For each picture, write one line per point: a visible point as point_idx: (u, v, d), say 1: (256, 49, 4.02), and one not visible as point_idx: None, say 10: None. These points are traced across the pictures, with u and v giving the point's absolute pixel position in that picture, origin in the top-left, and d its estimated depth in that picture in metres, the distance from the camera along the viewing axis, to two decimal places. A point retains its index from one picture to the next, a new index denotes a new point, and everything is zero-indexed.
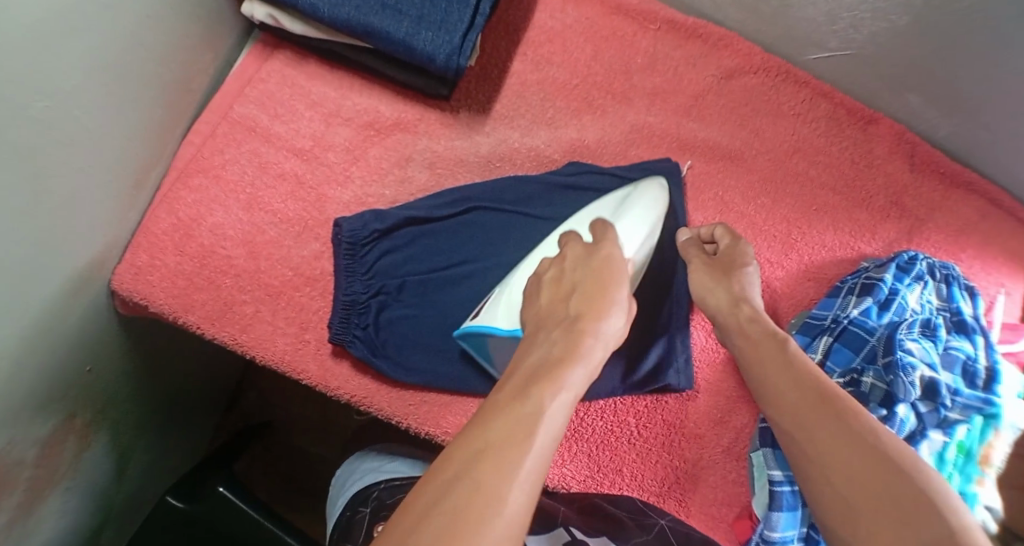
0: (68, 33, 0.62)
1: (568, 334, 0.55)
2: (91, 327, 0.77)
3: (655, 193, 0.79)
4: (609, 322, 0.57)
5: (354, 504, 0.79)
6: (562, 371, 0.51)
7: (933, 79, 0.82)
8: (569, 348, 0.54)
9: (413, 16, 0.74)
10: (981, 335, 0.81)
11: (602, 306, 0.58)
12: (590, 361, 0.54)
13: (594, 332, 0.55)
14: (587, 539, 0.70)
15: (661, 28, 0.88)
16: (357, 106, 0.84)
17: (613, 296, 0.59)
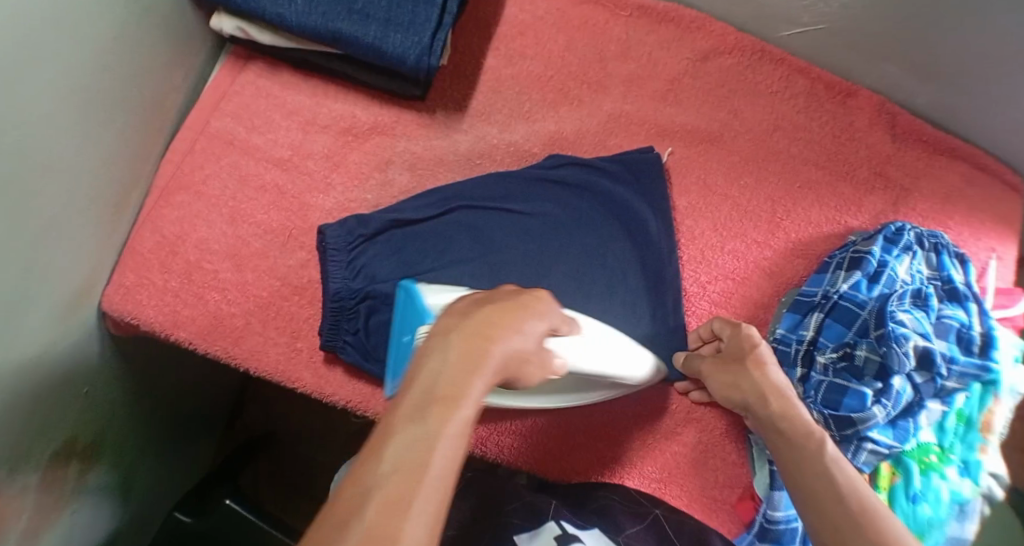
0: (35, 57, 0.61)
1: (466, 344, 0.49)
2: (84, 349, 0.77)
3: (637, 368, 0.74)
4: (519, 336, 0.52)
5: None
6: (457, 387, 0.47)
7: (907, 47, 0.82)
8: (465, 363, 0.48)
9: (381, 19, 0.74)
10: (974, 302, 0.81)
11: (510, 323, 0.52)
12: (485, 377, 0.48)
13: (494, 347, 0.49)
14: (578, 533, 0.66)
15: (632, 14, 0.87)
16: (333, 112, 0.84)
17: (525, 311, 0.54)
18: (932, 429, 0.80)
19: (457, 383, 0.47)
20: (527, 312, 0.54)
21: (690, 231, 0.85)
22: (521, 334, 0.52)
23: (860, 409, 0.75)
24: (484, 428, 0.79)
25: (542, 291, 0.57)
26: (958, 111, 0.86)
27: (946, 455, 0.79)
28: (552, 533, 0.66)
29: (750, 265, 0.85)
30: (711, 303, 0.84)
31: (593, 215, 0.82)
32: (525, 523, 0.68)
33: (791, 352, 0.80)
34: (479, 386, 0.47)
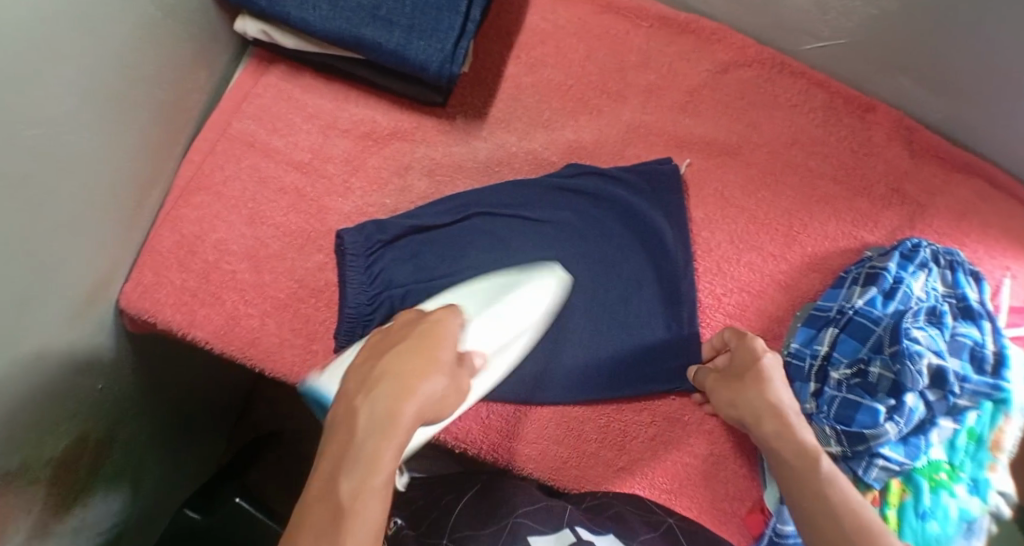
0: (57, 56, 0.61)
1: (371, 402, 0.50)
2: (100, 345, 0.78)
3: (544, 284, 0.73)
4: (430, 378, 0.53)
5: None
6: (381, 431, 0.49)
7: (927, 64, 0.82)
8: (372, 422, 0.49)
9: (404, 26, 0.74)
10: (987, 320, 0.81)
11: (417, 365, 0.53)
12: (398, 431, 0.49)
13: (404, 397, 0.51)
14: (592, 539, 0.68)
15: (653, 24, 0.88)
16: (353, 116, 0.84)
17: (431, 347, 0.55)
18: (943, 447, 0.80)
19: (381, 426, 0.49)
20: (446, 341, 0.57)
21: (706, 243, 0.85)
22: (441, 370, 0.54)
23: (872, 426, 0.74)
24: (499, 432, 0.79)
25: (454, 316, 0.59)
26: (977, 129, 0.86)
27: (956, 473, 0.79)
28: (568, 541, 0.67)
29: (765, 279, 0.85)
30: (726, 314, 0.84)
31: (607, 225, 0.83)
32: (539, 526, 0.70)
33: (804, 367, 0.80)
34: (403, 425, 0.50)
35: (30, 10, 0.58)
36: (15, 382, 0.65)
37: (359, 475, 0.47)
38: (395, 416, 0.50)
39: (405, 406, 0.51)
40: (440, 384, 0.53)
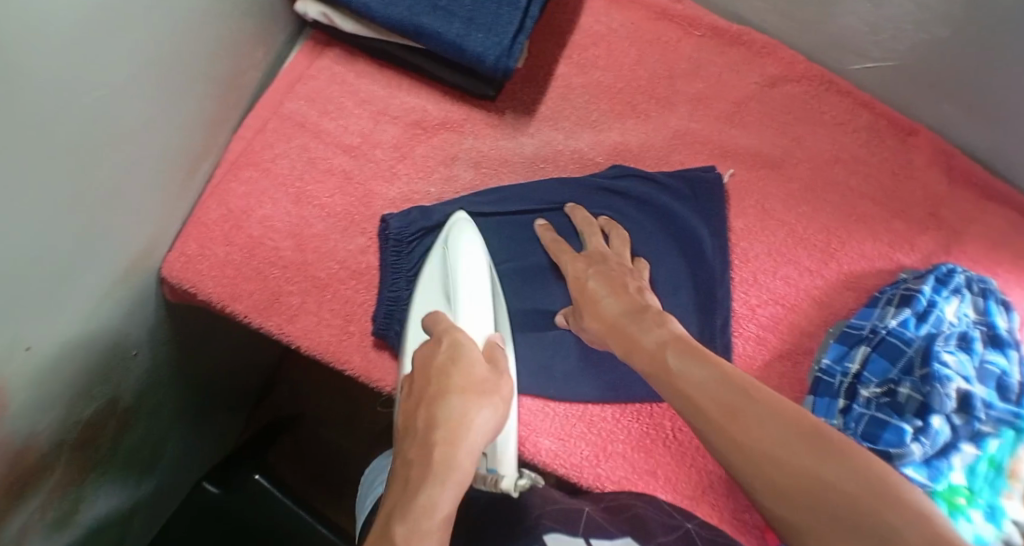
0: (124, 18, 0.62)
1: (425, 448, 0.53)
2: (139, 311, 0.79)
3: (468, 237, 0.77)
4: (480, 415, 0.57)
5: None
6: (439, 462, 0.52)
7: (975, 92, 0.83)
8: (430, 463, 0.52)
9: (464, 18, 0.75)
10: (1014, 350, 0.81)
11: (464, 402, 0.57)
12: (458, 472, 0.52)
13: (456, 433, 0.54)
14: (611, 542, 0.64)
15: (704, 34, 0.89)
16: (404, 105, 0.85)
17: (463, 375, 0.59)
18: (962, 472, 0.79)
19: (435, 458, 0.52)
20: (475, 368, 0.61)
21: (744, 253, 0.86)
22: (478, 397, 0.58)
23: (898, 445, 0.74)
24: (527, 426, 0.80)
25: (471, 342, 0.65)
26: (1020, 160, 0.87)
27: (974, 498, 0.78)
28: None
29: (800, 293, 0.86)
30: (759, 325, 0.85)
31: (648, 228, 0.83)
32: (557, 526, 0.65)
33: (833, 383, 0.81)
34: (458, 459, 0.53)
35: None
36: (53, 336, 0.66)
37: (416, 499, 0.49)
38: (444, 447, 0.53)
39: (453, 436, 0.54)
40: (483, 411, 0.57)
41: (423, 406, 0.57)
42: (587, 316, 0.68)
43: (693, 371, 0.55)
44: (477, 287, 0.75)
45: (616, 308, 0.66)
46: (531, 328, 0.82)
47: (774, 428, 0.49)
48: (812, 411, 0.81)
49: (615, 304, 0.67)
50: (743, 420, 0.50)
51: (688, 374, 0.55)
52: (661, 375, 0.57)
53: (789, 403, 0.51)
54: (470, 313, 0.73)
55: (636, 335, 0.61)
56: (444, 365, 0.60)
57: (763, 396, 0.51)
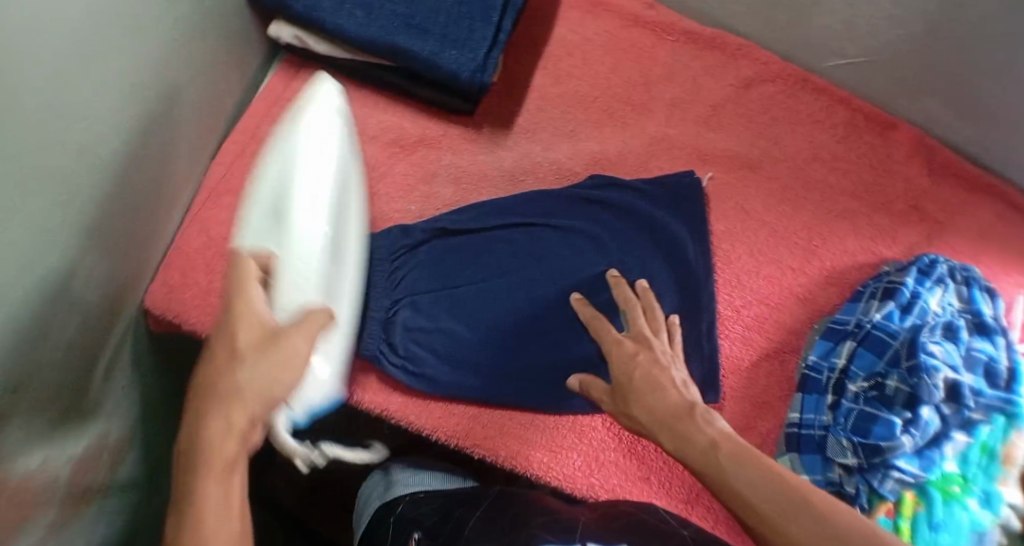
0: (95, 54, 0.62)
1: (217, 413, 0.53)
2: (124, 344, 0.78)
3: (329, 101, 0.73)
4: (264, 376, 0.55)
5: (383, 514, 0.82)
6: (212, 489, 0.50)
7: (949, 83, 0.83)
8: (218, 433, 0.52)
9: (437, 35, 0.75)
10: (1002, 336, 0.82)
11: (245, 364, 0.55)
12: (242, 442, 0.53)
13: (235, 402, 0.54)
14: None
15: (678, 39, 0.89)
16: (382, 123, 0.85)
17: (250, 340, 0.56)
18: (955, 461, 0.79)
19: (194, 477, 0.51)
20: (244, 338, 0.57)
21: (726, 255, 0.86)
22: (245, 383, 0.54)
23: (889, 438, 0.74)
24: (518, 439, 0.79)
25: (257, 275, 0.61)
26: (998, 148, 0.87)
27: (968, 486, 0.78)
28: None
29: (784, 292, 0.86)
30: (745, 326, 0.85)
31: (630, 235, 0.83)
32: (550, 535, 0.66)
33: (822, 380, 0.81)
34: (236, 422, 0.53)
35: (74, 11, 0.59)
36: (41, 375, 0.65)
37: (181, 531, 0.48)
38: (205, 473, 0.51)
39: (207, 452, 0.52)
40: (261, 385, 0.55)
41: (217, 373, 0.55)
42: (636, 411, 0.66)
43: (748, 473, 0.55)
44: (316, 160, 0.69)
45: (665, 402, 0.65)
46: (517, 340, 0.81)
47: (824, 539, 0.50)
48: (801, 408, 0.81)
49: (659, 402, 0.65)
50: (792, 525, 0.52)
51: (742, 479, 0.55)
52: (717, 477, 0.57)
53: (836, 507, 0.52)
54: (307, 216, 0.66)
55: (688, 434, 0.61)
56: (218, 349, 0.56)
57: (817, 501, 0.52)
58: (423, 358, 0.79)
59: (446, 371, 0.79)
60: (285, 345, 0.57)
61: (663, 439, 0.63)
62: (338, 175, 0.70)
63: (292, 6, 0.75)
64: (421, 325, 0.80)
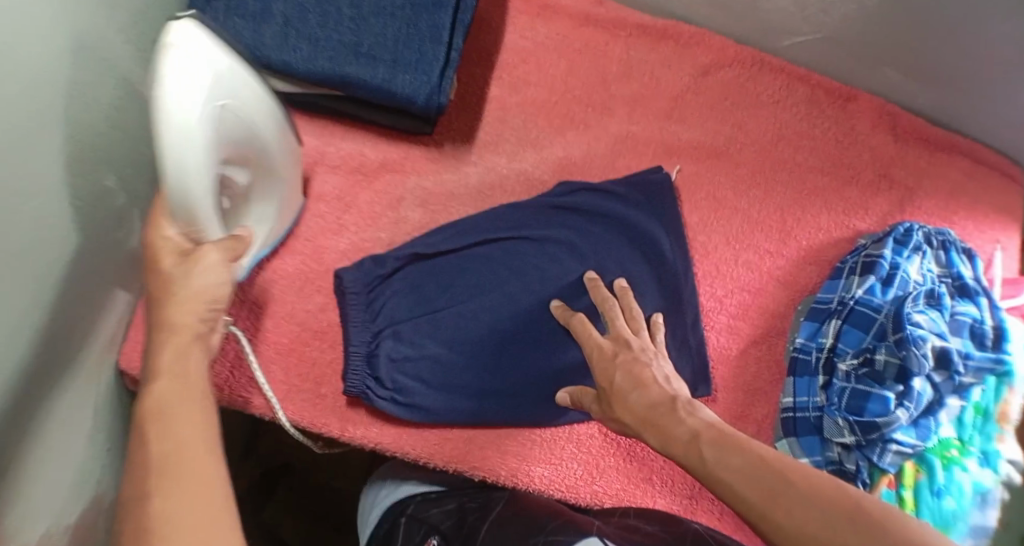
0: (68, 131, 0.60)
1: (164, 322, 0.53)
2: (107, 411, 0.76)
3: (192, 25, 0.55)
4: (199, 276, 0.54)
5: (391, 517, 0.78)
6: (165, 396, 0.50)
7: (907, 50, 0.83)
8: (173, 343, 0.52)
9: (388, 60, 0.73)
10: (984, 296, 0.82)
11: (177, 269, 0.54)
12: (186, 341, 0.53)
13: (176, 304, 0.53)
14: None
15: (631, 33, 0.88)
16: (341, 152, 0.83)
17: (176, 249, 0.56)
18: (951, 425, 0.80)
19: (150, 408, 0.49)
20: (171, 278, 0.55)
21: (703, 246, 0.86)
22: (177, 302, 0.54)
23: (884, 414, 0.74)
24: (517, 456, 0.79)
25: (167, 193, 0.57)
26: (959, 110, 0.88)
27: (966, 448, 0.79)
28: None
29: (764, 276, 0.86)
30: (729, 316, 0.85)
31: (606, 238, 0.82)
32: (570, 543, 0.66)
33: (811, 361, 0.81)
34: (183, 321, 0.53)
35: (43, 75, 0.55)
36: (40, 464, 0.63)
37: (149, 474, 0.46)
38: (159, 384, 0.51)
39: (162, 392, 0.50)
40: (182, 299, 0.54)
41: (153, 285, 0.54)
42: (621, 410, 0.66)
43: (732, 457, 0.55)
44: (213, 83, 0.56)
45: (647, 398, 0.64)
46: (505, 358, 0.80)
47: (812, 515, 0.49)
48: (794, 392, 0.81)
49: (641, 400, 0.64)
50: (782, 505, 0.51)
51: (726, 466, 0.55)
52: (704, 467, 0.56)
53: (823, 482, 0.51)
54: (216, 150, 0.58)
55: (671, 425, 0.61)
56: (144, 271, 0.56)
57: (802, 479, 0.51)
58: (413, 388, 0.78)
59: (437, 398, 0.78)
60: (202, 251, 0.55)
61: (652, 439, 0.62)
62: (217, 84, 0.56)
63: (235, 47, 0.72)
64: (406, 355, 0.78)
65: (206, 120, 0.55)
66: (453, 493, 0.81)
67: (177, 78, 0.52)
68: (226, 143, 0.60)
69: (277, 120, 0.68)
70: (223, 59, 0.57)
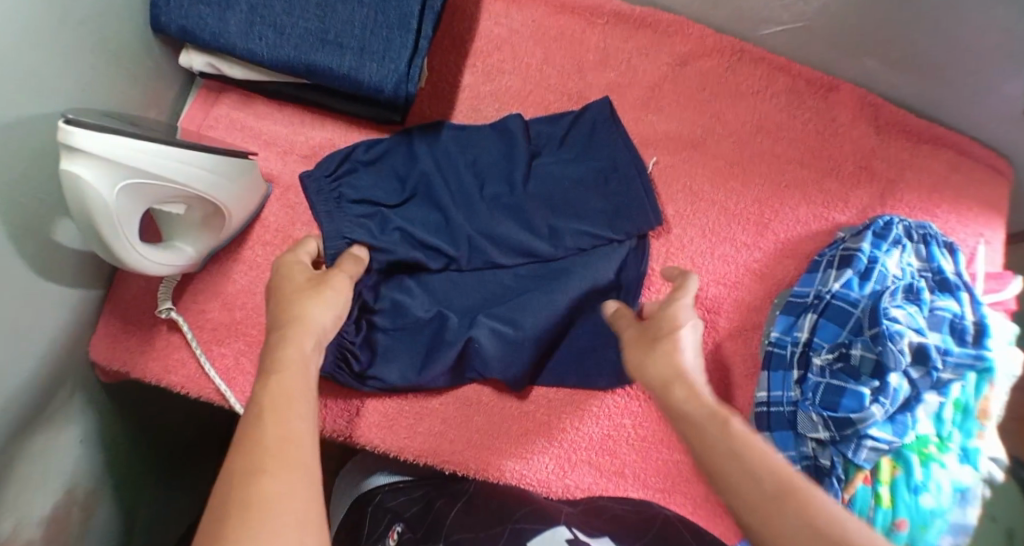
0: (5, 121, 0.60)
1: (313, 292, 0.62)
2: (75, 401, 0.76)
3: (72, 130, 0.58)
4: (330, 308, 0.61)
5: (359, 507, 0.80)
6: (288, 364, 0.55)
7: (886, 38, 0.81)
8: (303, 314, 0.60)
9: (355, 48, 0.72)
10: (965, 291, 0.80)
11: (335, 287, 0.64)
12: (302, 351, 0.56)
13: (326, 301, 0.61)
14: (588, 539, 0.66)
15: (608, 21, 0.87)
16: (311, 141, 0.83)
17: (349, 266, 0.69)
18: (930, 420, 0.79)
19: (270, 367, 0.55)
20: (299, 275, 0.65)
21: (679, 239, 0.85)
22: (336, 283, 0.64)
23: (858, 410, 0.74)
24: (485, 451, 0.78)
25: (105, 255, 0.65)
26: (941, 100, 0.86)
27: (945, 444, 0.78)
28: (563, 536, 0.66)
29: (739, 270, 0.85)
30: (705, 309, 0.84)
31: (571, 198, 0.80)
32: (539, 527, 0.67)
33: (786, 354, 0.80)
34: (317, 311, 0.60)
35: None
36: None
37: (236, 469, 0.47)
38: (281, 356, 0.56)
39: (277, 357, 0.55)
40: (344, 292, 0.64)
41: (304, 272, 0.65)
42: (649, 359, 0.60)
43: (748, 464, 0.50)
44: (106, 166, 0.59)
45: (676, 358, 0.59)
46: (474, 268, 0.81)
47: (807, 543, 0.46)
48: (768, 387, 0.80)
49: (660, 366, 0.59)
50: (772, 525, 0.48)
51: (728, 461, 0.51)
52: (702, 450, 0.53)
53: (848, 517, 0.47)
54: (131, 213, 0.63)
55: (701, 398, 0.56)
56: (289, 266, 0.66)
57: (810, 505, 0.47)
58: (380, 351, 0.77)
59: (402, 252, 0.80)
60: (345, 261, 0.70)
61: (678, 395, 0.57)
62: (98, 174, 0.59)
63: (200, 35, 0.73)
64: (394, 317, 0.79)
65: (109, 208, 0.61)
66: (421, 482, 0.82)
67: (77, 188, 0.59)
68: (152, 200, 0.65)
69: (216, 160, 0.68)
70: (126, 163, 0.60)
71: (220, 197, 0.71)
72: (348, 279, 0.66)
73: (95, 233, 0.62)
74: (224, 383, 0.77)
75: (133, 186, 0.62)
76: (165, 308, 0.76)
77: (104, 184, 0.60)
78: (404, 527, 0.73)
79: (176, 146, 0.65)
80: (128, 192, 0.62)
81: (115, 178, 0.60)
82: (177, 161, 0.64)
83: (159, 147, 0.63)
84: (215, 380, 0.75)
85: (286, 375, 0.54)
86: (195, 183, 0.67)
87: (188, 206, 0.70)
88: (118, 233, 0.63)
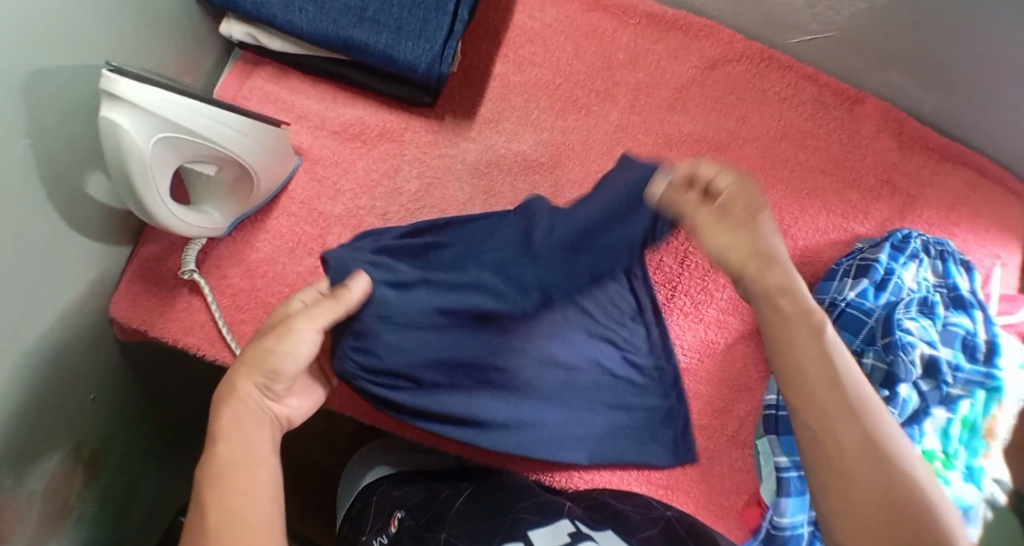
0: (48, 68, 0.61)
1: (275, 335, 0.59)
2: (91, 355, 0.77)
3: (114, 80, 0.60)
4: (288, 359, 0.59)
5: (364, 496, 0.80)
6: (228, 430, 0.58)
7: (914, 53, 0.82)
8: (256, 363, 0.59)
9: (392, 27, 0.74)
10: (979, 310, 0.81)
11: (298, 325, 0.59)
12: (245, 416, 0.59)
13: (281, 349, 0.59)
14: (591, 533, 0.66)
15: (641, 22, 0.89)
16: (341, 118, 0.84)
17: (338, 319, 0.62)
18: (936, 436, 0.79)
19: (212, 434, 0.58)
20: (277, 317, 0.62)
21: None
22: (291, 335, 0.59)
23: None
24: None
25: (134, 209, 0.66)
26: (965, 120, 0.87)
27: (951, 461, 0.78)
28: (566, 530, 0.66)
29: None
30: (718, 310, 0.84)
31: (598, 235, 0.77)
32: (539, 521, 0.67)
33: None
34: (275, 361, 0.59)
35: (16, 15, 0.57)
36: None
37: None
38: (221, 420, 0.58)
39: (216, 423, 0.58)
40: (301, 348, 0.59)
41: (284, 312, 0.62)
42: (741, 235, 0.57)
43: (816, 365, 0.56)
44: (145, 119, 0.61)
45: (767, 246, 0.57)
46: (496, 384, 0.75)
47: (863, 450, 0.55)
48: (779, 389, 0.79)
49: (756, 244, 0.57)
50: (834, 421, 0.55)
51: (798, 356, 0.57)
52: (790, 359, 0.57)
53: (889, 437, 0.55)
54: (163, 169, 0.65)
55: (784, 284, 0.58)
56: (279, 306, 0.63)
57: (868, 420, 0.55)
58: (384, 361, 0.68)
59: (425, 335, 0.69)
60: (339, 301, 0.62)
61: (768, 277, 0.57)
62: (136, 125, 0.61)
63: (240, 4, 0.75)
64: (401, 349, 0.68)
65: (144, 161, 0.62)
66: (425, 472, 0.81)
67: (115, 137, 0.61)
68: (185, 157, 0.66)
69: (251, 125, 0.70)
70: (165, 117, 0.62)
71: (252, 161, 0.72)
72: (320, 317, 0.60)
73: (128, 184, 0.64)
74: (240, 349, 0.78)
75: (168, 139, 0.63)
76: (188, 270, 0.77)
77: (142, 135, 0.61)
78: (406, 514, 0.73)
79: (214, 107, 0.66)
80: (163, 146, 0.63)
81: (153, 130, 0.62)
82: (214, 121, 0.66)
83: (198, 105, 0.64)
84: (231, 344, 0.76)
85: (223, 446, 0.57)
86: (228, 144, 0.68)
87: (220, 167, 0.71)
88: (150, 187, 0.64)
